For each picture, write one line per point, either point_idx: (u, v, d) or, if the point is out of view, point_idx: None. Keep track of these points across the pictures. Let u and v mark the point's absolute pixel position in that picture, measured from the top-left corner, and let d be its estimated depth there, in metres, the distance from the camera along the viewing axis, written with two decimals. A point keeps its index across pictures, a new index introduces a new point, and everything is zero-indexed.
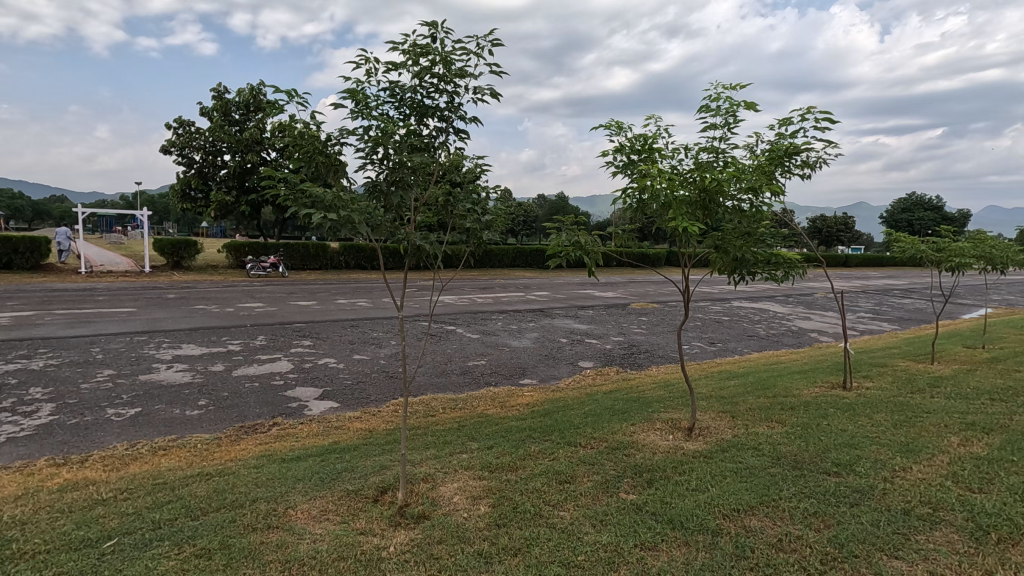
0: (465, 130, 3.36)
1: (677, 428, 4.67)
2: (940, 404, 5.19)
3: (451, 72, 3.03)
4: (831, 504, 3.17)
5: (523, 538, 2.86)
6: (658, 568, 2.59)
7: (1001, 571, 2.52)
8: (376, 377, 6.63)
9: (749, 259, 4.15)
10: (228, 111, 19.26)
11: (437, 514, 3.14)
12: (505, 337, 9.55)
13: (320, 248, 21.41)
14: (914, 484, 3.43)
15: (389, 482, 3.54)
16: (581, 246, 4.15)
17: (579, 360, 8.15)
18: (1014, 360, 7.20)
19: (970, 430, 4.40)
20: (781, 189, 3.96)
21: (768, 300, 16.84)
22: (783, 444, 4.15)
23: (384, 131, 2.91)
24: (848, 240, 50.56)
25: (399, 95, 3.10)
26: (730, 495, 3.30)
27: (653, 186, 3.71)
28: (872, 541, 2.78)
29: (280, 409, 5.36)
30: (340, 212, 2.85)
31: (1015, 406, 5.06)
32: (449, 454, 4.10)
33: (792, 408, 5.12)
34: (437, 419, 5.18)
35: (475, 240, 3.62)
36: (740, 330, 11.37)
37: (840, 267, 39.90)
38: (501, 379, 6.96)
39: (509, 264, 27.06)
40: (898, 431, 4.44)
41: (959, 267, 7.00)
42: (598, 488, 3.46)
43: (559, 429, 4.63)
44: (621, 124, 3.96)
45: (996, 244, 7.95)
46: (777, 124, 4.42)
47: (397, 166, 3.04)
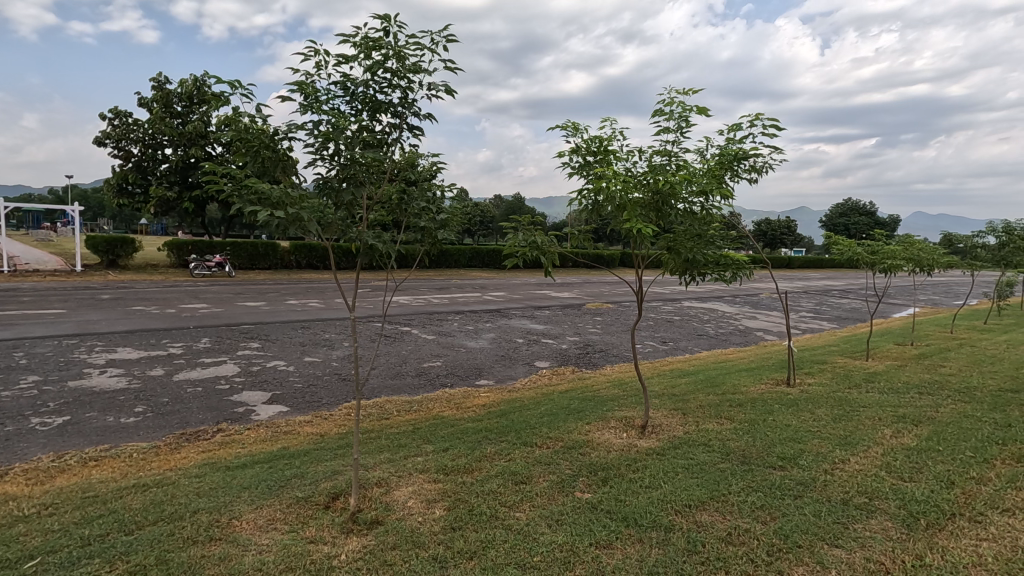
0: (419, 127, 3.29)
1: (630, 426, 4.74)
2: (875, 398, 5.49)
3: (404, 67, 2.97)
4: (777, 497, 3.29)
5: (478, 541, 2.82)
6: (613, 566, 2.61)
7: (930, 555, 2.67)
8: (328, 380, 6.45)
9: (700, 260, 4.27)
10: (170, 102, 18.36)
11: (391, 519, 3.07)
12: (462, 338, 9.49)
13: (269, 247, 20.69)
14: (852, 475, 3.60)
15: (341, 488, 3.44)
16: (537, 246, 4.15)
17: (535, 360, 8.18)
18: (939, 356, 7.71)
19: (901, 423, 4.66)
20: (730, 192, 4.09)
21: (717, 300, 17.43)
22: (731, 440, 4.29)
23: (335, 126, 2.82)
24: (790, 242, 52.98)
25: (350, 90, 3.01)
26: (682, 491, 3.37)
27: (609, 187, 3.76)
28: (814, 531, 2.90)
29: (225, 415, 5.13)
30: (288, 209, 2.71)
31: (941, 399, 5.40)
32: (404, 457, 4.02)
33: (739, 405, 5.29)
34: (392, 421, 5.08)
35: (430, 239, 3.56)
36: (691, 329, 11.71)
37: (783, 268, 41.75)
38: (457, 380, 6.91)
39: (465, 265, 27.01)
40: (837, 425, 4.66)
41: (890, 269, 7.42)
42: (554, 488, 3.46)
43: (515, 430, 4.63)
44: (578, 125, 3.98)
45: (924, 247, 8.47)
46: (726, 130, 4.56)
47: (349, 163, 2.96)
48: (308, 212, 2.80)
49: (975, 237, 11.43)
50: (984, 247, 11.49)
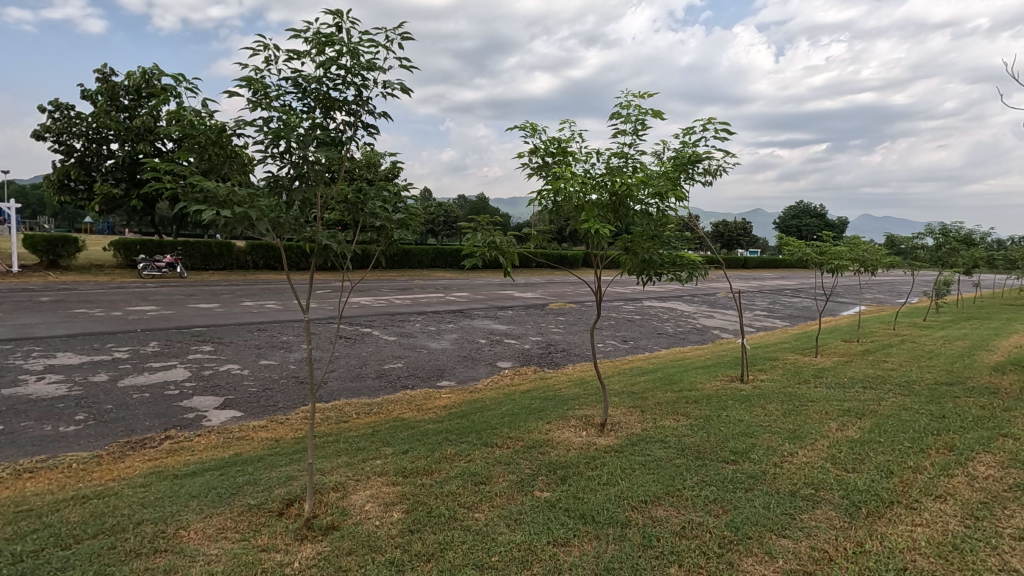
0: (375, 126, 3.23)
1: (590, 424, 4.81)
2: (822, 393, 5.72)
3: (358, 64, 2.92)
4: (728, 491, 3.39)
5: (437, 543, 2.81)
6: (570, 563, 2.64)
7: (869, 541, 2.80)
8: (285, 384, 6.29)
9: (656, 260, 4.37)
10: (116, 95, 17.55)
11: (347, 523, 3.01)
12: (424, 339, 9.40)
13: (224, 247, 20.02)
14: (799, 467, 3.75)
15: (295, 494, 3.35)
16: (496, 246, 4.15)
17: (498, 360, 8.18)
18: (882, 352, 8.10)
19: (846, 416, 4.87)
20: (684, 195, 4.19)
21: (676, 300, 17.84)
22: (687, 436, 4.39)
23: (286, 123, 2.74)
24: (746, 244, 54.71)
25: (302, 86, 2.94)
26: (639, 487, 3.43)
27: (567, 189, 3.80)
28: (763, 523, 2.99)
29: (173, 421, 4.94)
30: (235, 208, 2.62)
31: (882, 393, 5.68)
32: (362, 460, 3.96)
33: (695, 402, 5.43)
34: (351, 425, 4.99)
35: (387, 239, 3.51)
36: (650, 328, 11.94)
37: (739, 268, 43.11)
38: (419, 382, 6.84)
39: (427, 265, 26.82)
40: (787, 419, 4.84)
41: (837, 269, 7.74)
42: (513, 488, 3.47)
43: (476, 430, 4.63)
44: (536, 126, 4.00)
45: (868, 248, 8.87)
46: (681, 133, 4.66)
47: (301, 161, 2.88)
48: (258, 211, 2.72)
49: (915, 239, 12.05)
50: (923, 248, 12.14)
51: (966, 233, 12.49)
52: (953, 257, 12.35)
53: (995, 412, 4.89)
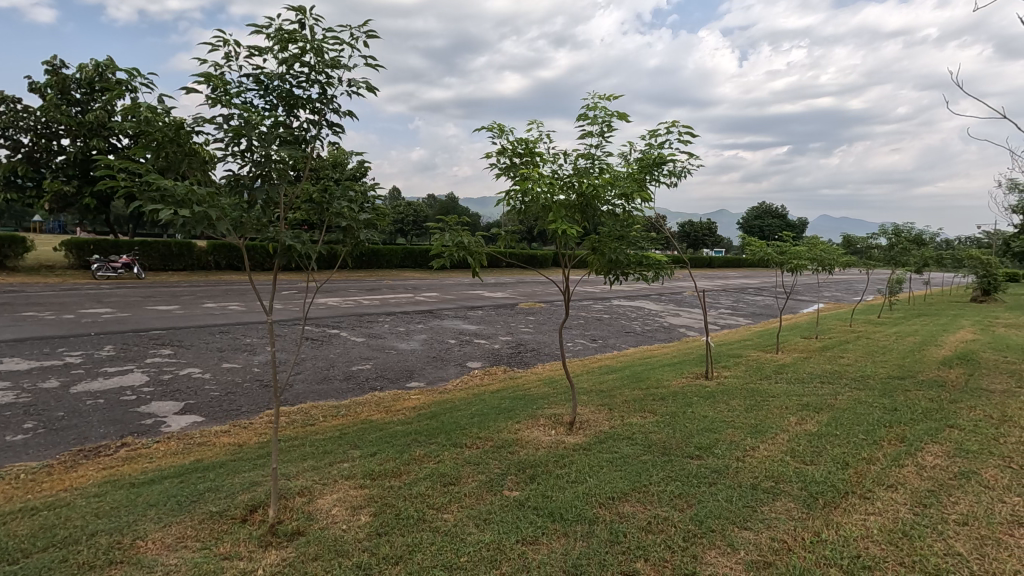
0: (340, 125, 3.18)
1: (559, 423, 4.85)
2: (783, 388, 5.91)
3: (323, 61, 2.88)
4: (693, 485, 3.47)
5: (405, 545, 2.79)
6: (538, 561, 2.66)
7: (825, 531, 2.91)
8: (249, 387, 6.14)
9: (623, 260, 4.43)
10: (67, 88, 16.81)
11: (314, 528, 2.97)
12: (392, 340, 9.31)
13: (184, 247, 19.40)
14: (761, 461, 3.86)
15: (259, 500, 3.28)
16: (464, 247, 4.14)
17: (467, 361, 8.17)
18: (839, 348, 8.41)
19: (805, 411, 5.04)
20: (650, 196, 4.27)
21: (644, 299, 18.14)
22: (653, 433, 4.47)
23: (247, 120, 2.68)
24: (711, 244, 55.95)
25: (265, 83, 2.87)
26: (606, 484, 3.48)
27: (535, 189, 3.82)
28: (726, 516, 3.08)
29: (130, 428, 4.76)
30: (194, 207, 2.55)
31: (838, 387, 5.90)
32: (329, 463, 3.90)
33: (662, 399, 5.53)
34: (317, 428, 4.91)
35: (353, 240, 3.47)
36: (619, 327, 12.10)
37: (705, 267, 44.08)
38: (388, 383, 6.77)
39: (396, 265, 26.58)
40: (749, 414, 4.98)
41: (796, 268, 7.99)
42: (482, 488, 3.47)
43: (445, 431, 4.61)
44: (503, 127, 4.00)
45: (826, 248, 9.18)
46: (646, 135, 4.74)
47: (263, 160, 2.82)
48: (219, 211, 2.65)
49: (870, 239, 12.54)
50: (877, 248, 12.65)
51: (917, 233, 13.07)
52: (905, 256, 12.91)
53: (942, 405, 5.14)
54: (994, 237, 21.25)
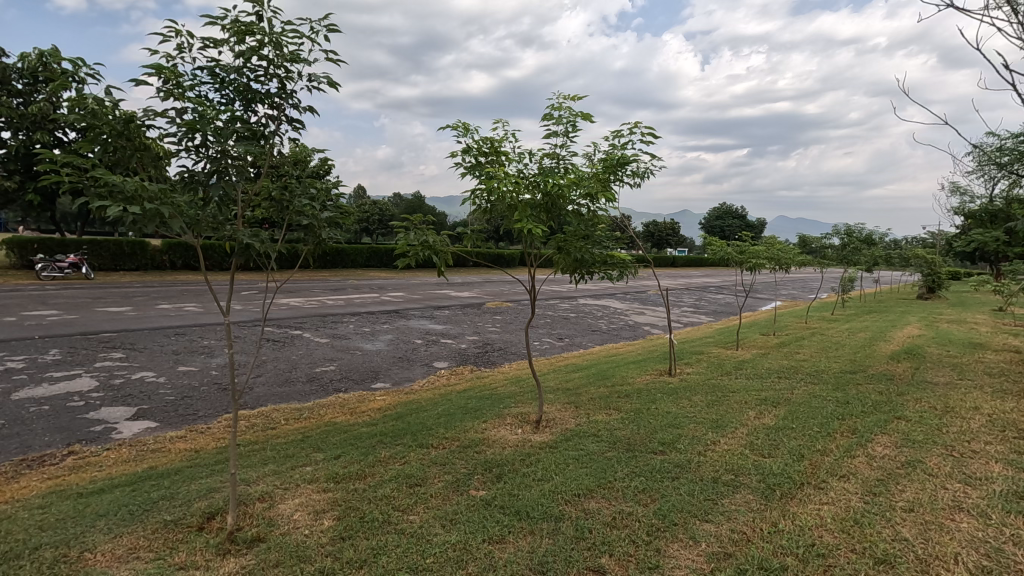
0: (301, 120, 3.10)
1: (526, 422, 4.87)
2: (743, 383, 6.08)
3: (282, 55, 2.80)
4: (657, 480, 3.54)
5: (370, 549, 2.74)
6: (505, 559, 2.66)
7: (783, 521, 3.00)
8: (207, 391, 5.95)
9: (588, 259, 4.48)
10: (8, 78, 15.91)
11: (274, 534, 2.89)
12: (357, 340, 9.17)
13: (137, 246, 18.65)
14: (721, 455, 3.96)
15: (217, 506, 3.18)
16: (430, 246, 4.11)
17: (434, 361, 8.11)
18: (795, 344, 8.71)
19: (763, 405, 5.20)
20: (614, 196, 4.32)
21: (609, 297, 18.38)
22: (618, 429, 4.54)
23: (201, 114, 2.59)
24: (675, 243, 57.15)
25: (220, 76, 2.79)
26: (572, 481, 3.51)
27: (500, 189, 3.81)
28: (688, 509, 3.15)
29: (78, 436, 4.54)
30: (145, 204, 2.44)
31: (795, 382, 6.11)
32: (291, 467, 3.80)
33: (626, 396, 5.62)
34: (279, 431, 4.79)
35: (315, 238, 3.39)
36: (585, 325, 12.24)
37: (668, 266, 45.00)
38: (352, 384, 6.67)
39: (361, 265, 26.18)
40: (711, 409, 5.11)
41: (755, 267, 8.22)
42: (448, 488, 3.46)
43: (411, 432, 4.57)
44: (469, 125, 3.98)
45: (783, 247, 9.50)
46: (610, 136, 4.79)
47: (219, 155, 2.73)
48: (171, 208, 2.55)
49: (824, 239, 13.02)
50: (830, 247, 13.16)
51: (867, 234, 13.64)
52: (856, 256, 13.47)
53: (891, 397, 5.38)
54: (938, 237, 22.40)
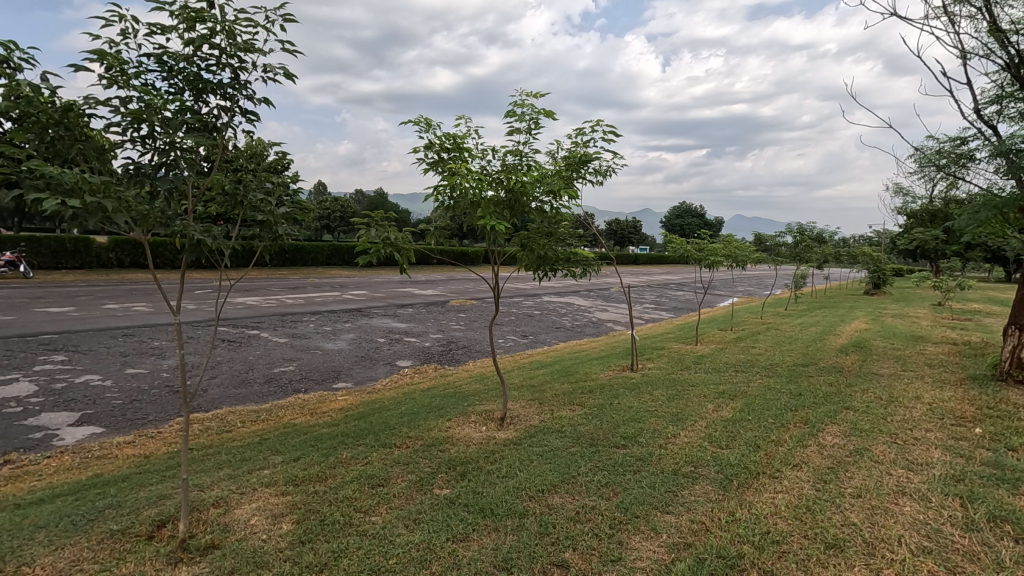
0: (255, 113, 3.00)
1: (490, 419, 4.86)
2: (702, 377, 6.25)
3: (235, 44, 2.70)
4: (619, 473, 3.59)
5: (330, 552, 2.69)
6: (469, 557, 2.65)
7: (739, 510, 3.09)
8: (157, 394, 5.71)
9: (551, 256, 4.50)
10: None
11: (230, 540, 2.80)
12: (318, 339, 8.97)
13: (80, 243, 17.74)
14: (681, 447, 4.05)
15: (168, 513, 3.05)
16: (392, 243, 4.04)
17: (397, 360, 7.99)
18: (751, 339, 8.99)
19: (721, 398, 5.35)
20: (576, 193, 4.35)
21: (573, 295, 18.56)
22: (582, 425, 4.59)
23: (148, 103, 2.46)
24: (637, 241, 58.21)
25: (168, 65, 2.67)
26: (536, 477, 3.53)
27: (463, 185, 3.78)
28: (649, 501, 3.20)
29: (15, 444, 4.28)
30: (85, 197, 2.30)
31: (751, 375, 6.31)
32: (247, 471, 3.68)
33: (590, 391, 5.69)
34: (235, 434, 4.64)
35: (271, 234, 3.28)
36: (549, 322, 12.32)
37: (630, 264, 45.80)
38: (313, 384, 6.51)
39: (322, 263, 25.64)
40: (671, 403, 5.22)
41: (713, 264, 8.43)
42: (412, 488, 3.41)
43: (373, 432, 4.50)
44: (431, 121, 3.94)
45: (740, 245, 9.77)
46: (573, 134, 4.81)
47: (167, 148, 2.60)
48: (115, 202, 2.42)
49: (778, 237, 13.48)
50: (783, 245, 13.65)
51: (818, 232, 14.21)
52: (808, 253, 14.03)
53: (840, 389, 5.62)
54: (882, 236, 23.54)
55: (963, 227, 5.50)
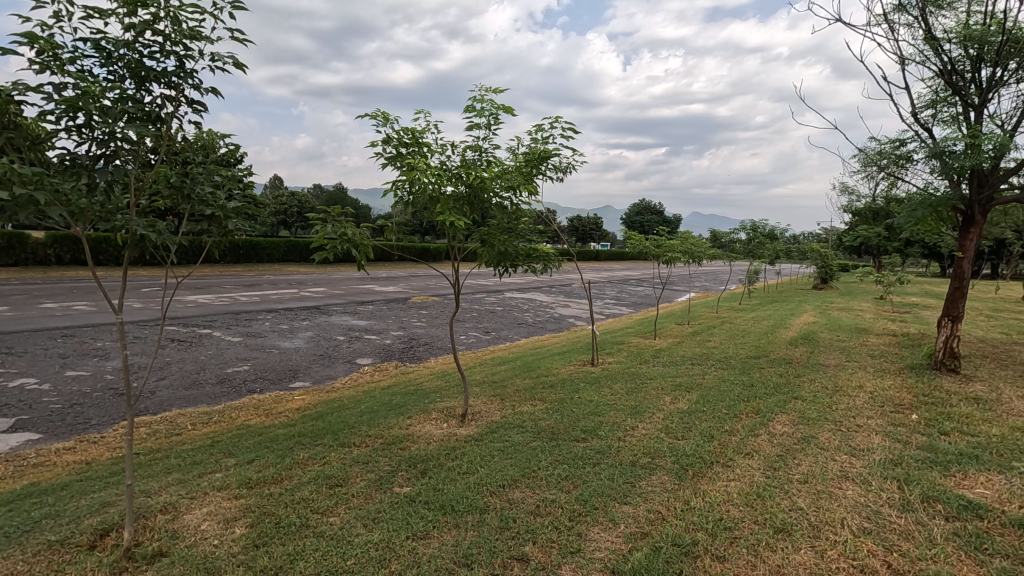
0: (202, 104, 2.88)
1: (451, 416, 4.85)
2: (660, 370, 6.39)
3: (180, 31, 2.59)
4: (579, 466, 3.64)
5: (285, 554, 2.63)
6: (429, 555, 2.63)
7: (694, 499, 3.18)
8: (100, 397, 5.43)
9: (511, 253, 4.51)
10: None
11: (178, 547, 2.70)
12: (274, 338, 8.73)
13: (14, 239, 16.72)
14: (639, 439, 4.14)
15: (112, 521, 2.91)
16: (348, 238, 3.95)
17: (357, 358, 7.87)
18: (707, 333, 9.25)
19: (678, 391, 5.49)
20: (536, 189, 4.36)
21: (535, 290, 18.68)
22: (543, 419, 4.64)
23: (84, 91, 2.33)
24: (598, 238, 59.06)
25: (107, 50, 2.53)
26: (497, 473, 3.54)
27: (422, 180, 3.74)
28: (608, 493, 3.26)
29: None
30: (14, 189, 2.16)
31: (706, 368, 6.50)
32: (198, 475, 3.56)
33: (551, 386, 5.75)
34: (185, 437, 4.47)
35: (219, 228, 3.16)
36: (511, 318, 12.36)
37: (591, 260, 46.40)
38: (268, 384, 6.34)
39: (278, 259, 24.96)
40: (630, 396, 5.33)
41: (671, 260, 8.62)
42: (371, 487, 3.37)
43: (332, 431, 4.41)
44: (388, 115, 3.87)
45: (696, 241, 10.03)
46: (532, 130, 4.81)
47: (106, 137, 2.46)
48: (49, 194, 2.28)
49: (733, 234, 13.91)
50: (737, 241, 14.10)
51: (770, 229, 14.75)
52: (760, 249, 14.53)
53: (789, 379, 5.86)
54: (829, 232, 24.66)
55: (902, 224, 5.80)
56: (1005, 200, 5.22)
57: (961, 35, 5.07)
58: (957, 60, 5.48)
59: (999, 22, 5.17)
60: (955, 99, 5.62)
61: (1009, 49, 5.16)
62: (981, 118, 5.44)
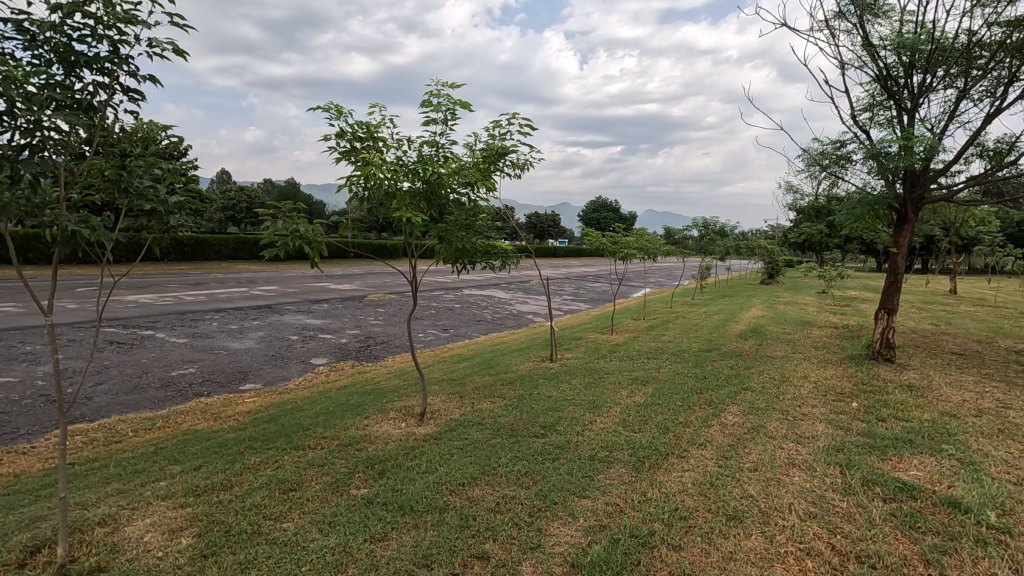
0: (139, 92, 2.72)
1: (409, 415, 4.78)
2: (617, 365, 6.50)
3: (113, 14, 2.43)
4: (538, 462, 3.66)
5: (236, 564, 2.53)
6: (387, 557, 2.59)
7: (650, 490, 3.25)
8: (29, 405, 5.08)
9: (469, 249, 4.49)
10: None
11: (119, 561, 2.55)
12: (222, 339, 8.40)
13: None
14: (597, 433, 4.19)
15: (44, 537, 2.73)
16: (301, 235, 3.83)
17: (311, 358, 7.66)
18: (661, 327, 9.46)
19: (635, 385, 5.58)
20: (494, 186, 4.33)
21: (494, 288, 18.66)
22: (502, 416, 4.64)
23: (5, 75, 2.16)
24: (555, 235, 59.55)
25: (31, 33, 2.35)
26: (456, 471, 3.51)
27: (377, 176, 3.65)
28: (567, 487, 3.29)
29: None
30: None
31: (661, 361, 6.65)
32: (140, 485, 3.38)
33: (510, 383, 5.75)
34: (125, 445, 4.23)
35: (160, 224, 2.98)
36: (470, 316, 12.30)
37: (548, 256, 46.74)
38: (217, 387, 6.09)
39: (226, 257, 24.04)
40: (588, 391, 5.40)
41: (627, 256, 8.76)
42: (327, 489, 3.29)
43: (285, 434, 4.28)
44: (342, 108, 3.77)
45: (651, 238, 10.24)
46: (490, 127, 4.78)
47: (32, 126, 2.29)
48: None
49: (686, 231, 14.27)
50: (690, 238, 14.48)
51: (721, 226, 15.21)
52: (712, 246, 14.97)
53: (739, 371, 6.07)
54: (776, 229, 25.68)
55: (842, 222, 6.09)
56: (934, 199, 5.55)
57: (894, 42, 5.34)
58: (892, 66, 5.77)
59: (929, 32, 5.48)
60: (890, 103, 5.92)
61: (938, 57, 5.48)
62: (913, 122, 5.75)
